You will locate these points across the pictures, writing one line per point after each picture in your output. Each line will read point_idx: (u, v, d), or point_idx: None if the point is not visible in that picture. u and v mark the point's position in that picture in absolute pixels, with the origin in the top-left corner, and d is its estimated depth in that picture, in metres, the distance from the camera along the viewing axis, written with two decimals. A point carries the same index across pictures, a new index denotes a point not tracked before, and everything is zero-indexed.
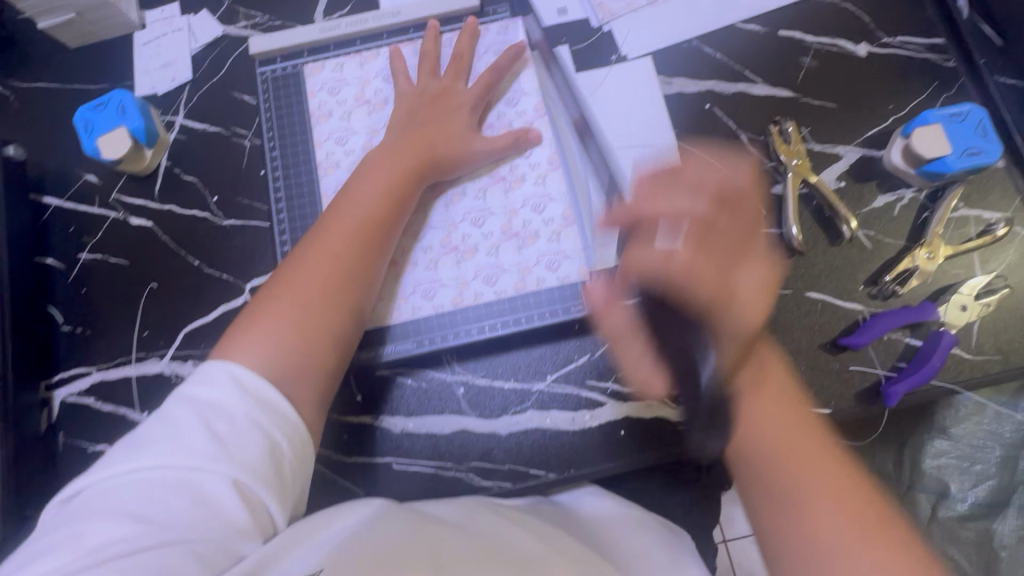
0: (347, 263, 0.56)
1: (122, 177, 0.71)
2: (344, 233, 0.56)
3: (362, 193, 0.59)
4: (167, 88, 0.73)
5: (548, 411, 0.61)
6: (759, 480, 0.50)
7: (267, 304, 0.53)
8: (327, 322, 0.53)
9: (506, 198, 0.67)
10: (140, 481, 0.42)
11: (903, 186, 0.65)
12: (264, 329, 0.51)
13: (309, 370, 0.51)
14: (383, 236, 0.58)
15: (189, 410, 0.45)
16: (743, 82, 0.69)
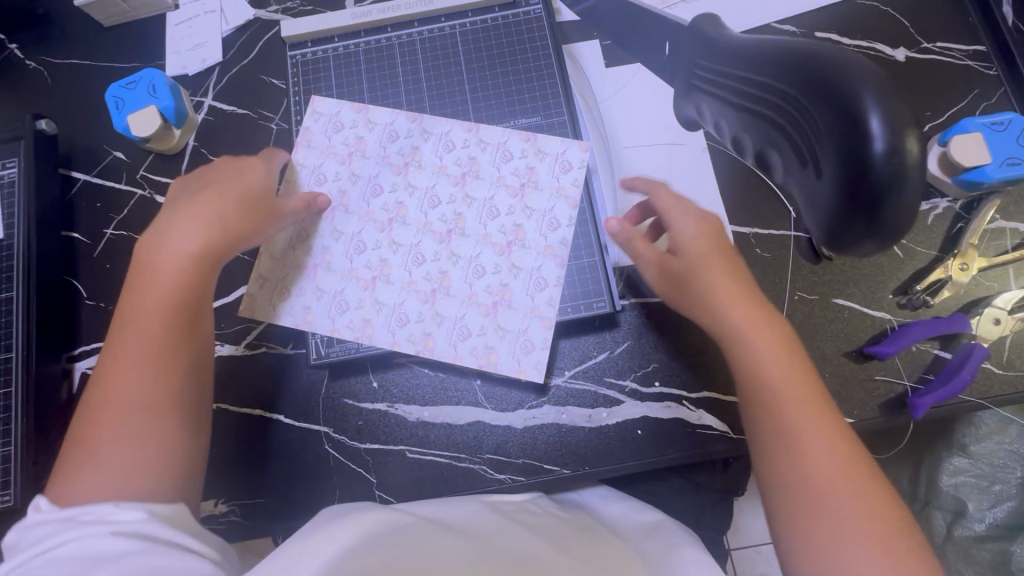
0: (167, 349, 0.49)
1: (150, 155, 0.71)
2: (139, 358, 0.48)
3: (159, 266, 0.51)
4: (197, 69, 0.73)
5: (564, 406, 0.61)
6: (790, 477, 0.45)
7: (82, 447, 0.45)
8: (164, 411, 0.47)
9: (512, 196, 0.64)
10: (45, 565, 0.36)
11: (937, 194, 0.63)
12: (103, 464, 0.44)
13: (168, 467, 0.46)
14: (197, 311, 0.52)
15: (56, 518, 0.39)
16: None
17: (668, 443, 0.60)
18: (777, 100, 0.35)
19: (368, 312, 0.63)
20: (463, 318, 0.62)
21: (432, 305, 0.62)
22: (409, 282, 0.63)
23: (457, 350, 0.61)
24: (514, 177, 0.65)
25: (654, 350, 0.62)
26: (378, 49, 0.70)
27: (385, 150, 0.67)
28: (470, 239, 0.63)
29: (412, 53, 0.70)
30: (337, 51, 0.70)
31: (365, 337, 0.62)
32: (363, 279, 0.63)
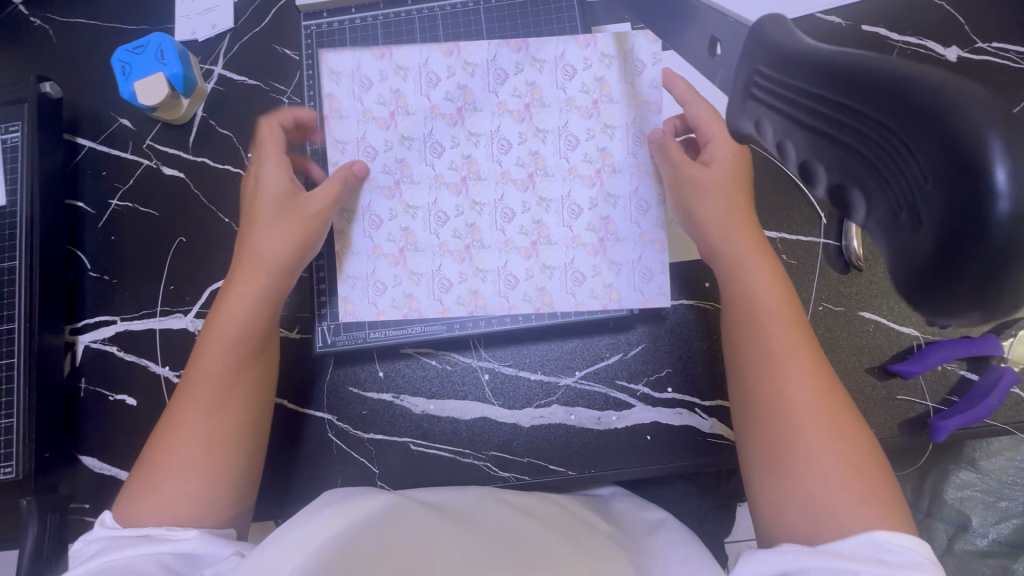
0: (230, 385, 0.51)
1: (157, 124, 0.69)
2: (208, 389, 0.51)
3: (235, 302, 0.54)
4: (208, 35, 0.70)
5: (573, 407, 0.59)
6: (773, 400, 0.46)
7: (152, 476, 0.48)
8: (221, 438, 0.50)
9: (587, 117, 0.61)
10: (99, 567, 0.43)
11: None
12: (176, 485, 0.47)
13: (221, 496, 0.49)
14: (256, 343, 0.54)
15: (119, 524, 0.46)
16: None
17: (678, 451, 0.58)
18: (856, 126, 0.26)
19: (473, 283, 0.60)
20: (574, 262, 0.60)
21: (537, 259, 0.60)
22: (506, 241, 0.60)
23: (577, 297, 0.59)
24: (583, 95, 0.61)
25: (669, 355, 0.60)
26: (397, 23, 0.66)
27: (433, 100, 0.61)
28: (556, 176, 0.60)
29: (433, 28, 0.66)
30: (353, 22, 0.66)
31: (479, 309, 0.60)
32: (458, 252, 0.60)
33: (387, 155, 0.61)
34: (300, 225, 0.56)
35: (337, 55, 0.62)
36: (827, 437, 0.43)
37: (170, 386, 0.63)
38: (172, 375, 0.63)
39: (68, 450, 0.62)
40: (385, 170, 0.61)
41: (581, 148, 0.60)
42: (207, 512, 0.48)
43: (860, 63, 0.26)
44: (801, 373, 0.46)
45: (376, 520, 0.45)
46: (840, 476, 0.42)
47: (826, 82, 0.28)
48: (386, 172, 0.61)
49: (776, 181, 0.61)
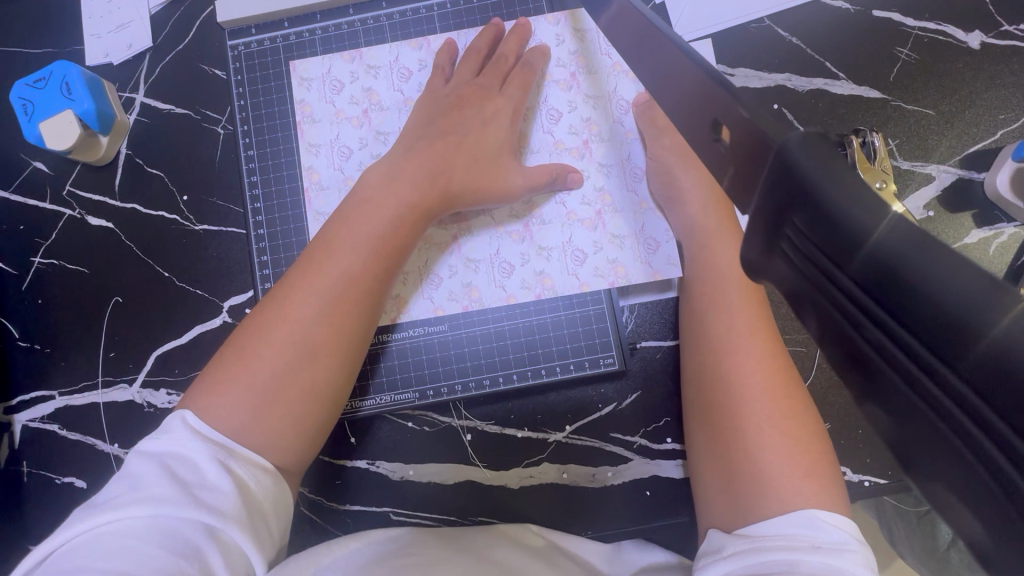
0: (324, 322, 0.44)
1: (75, 167, 0.60)
2: (296, 325, 0.43)
3: (345, 234, 0.46)
4: (124, 57, 0.61)
5: (566, 464, 0.54)
6: (717, 377, 0.46)
7: (256, 337, 0.43)
8: (303, 376, 0.43)
9: (566, 90, 0.54)
10: (101, 539, 0.33)
11: (1004, 219, 0.54)
12: (234, 412, 0.41)
13: (285, 440, 0.42)
14: (381, 290, 0.47)
15: (147, 461, 0.37)
16: (821, 77, 0.57)
17: (681, 506, 0.54)
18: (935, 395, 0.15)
19: (465, 275, 0.53)
20: (572, 240, 0.53)
21: (532, 241, 0.53)
22: (494, 223, 0.53)
23: (580, 277, 0.53)
24: (566, 66, 0.54)
25: (666, 402, 0.54)
26: (337, 36, 0.57)
27: (404, 92, 0.55)
28: (541, 153, 0.53)
29: (381, 40, 0.56)
30: (288, 39, 0.58)
31: (474, 304, 0.53)
32: (445, 245, 0.54)
33: (363, 153, 0.55)
34: (433, 185, 0.48)
35: (308, 61, 0.56)
36: (772, 413, 0.43)
37: (121, 466, 0.57)
38: (122, 454, 0.57)
39: (16, 543, 0.56)
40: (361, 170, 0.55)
41: (567, 120, 0.53)
42: (264, 445, 0.41)
43: (987, 332, 0.14)
44: (750, 347, 0.46)
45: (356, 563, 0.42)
46: (777, 452, 0.42)
47: (923, 324, 0.15)
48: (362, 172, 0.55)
49: None
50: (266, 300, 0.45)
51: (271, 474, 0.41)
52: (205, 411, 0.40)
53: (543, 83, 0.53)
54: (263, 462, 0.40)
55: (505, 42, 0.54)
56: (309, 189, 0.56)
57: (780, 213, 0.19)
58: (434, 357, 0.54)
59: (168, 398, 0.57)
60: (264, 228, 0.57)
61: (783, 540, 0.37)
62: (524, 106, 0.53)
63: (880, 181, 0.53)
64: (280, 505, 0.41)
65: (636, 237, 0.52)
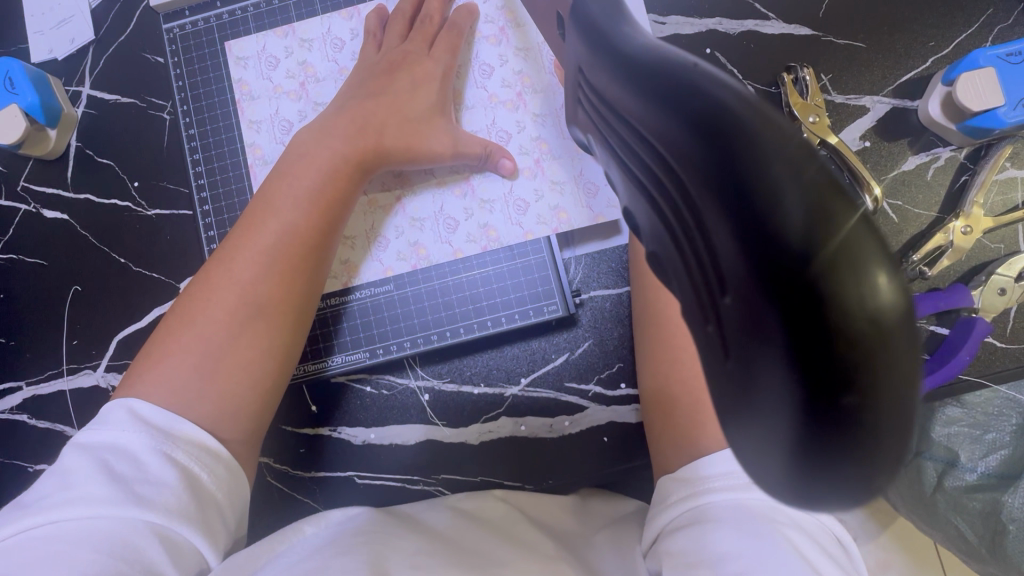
0: (271, 279, 0.42)
1: (27, 162, 0.61)
2: (235, 285, 0.42)
3: (285, 189, 0.46)
4: (68, 52, 0.62)
5: (523, 417, 0.55)
6: (658, 329, 0.47)
7: (196, 302, 0.41)
8: (254, 338, 0.41)
9: (496, 45, 0.54)
10: (30, 545, 0.30)
11: (939, 144, 0.54)
12: (172, 382, 0.38)
13: (244, 407, 0.40)
14: (327, 246, 0.46)
15: (80, 456, 0.33)
16: (752, 18, 0.57)
17: (638, 449, 0.54)
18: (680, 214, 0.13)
19: (411, 235, 0.54)
20: (513, 190, 0.53)
21: (474, 195, 0.54)
22: (436, 181, 0.54)
23: (524, 226, 0.53)
24: (494, 22, 0.54)
25: (618, 348, 0.54)
26: (269, 12, 0.57)
27: (339, 62, 0.56)
28: (476, 108, 0.54)
29: (312, 12, 0.57)
30: (221, 19, 0.58)
31: (422, 262, 0.54)
32: (389, 206, 0.54)
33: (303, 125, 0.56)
34: (363, 136, 0.49)
35: (243, 39, 0.57)
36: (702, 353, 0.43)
37: None
38: None
39: None
40: None
41: (498, 74, 0.54)
42: (215, 418, 0.38)
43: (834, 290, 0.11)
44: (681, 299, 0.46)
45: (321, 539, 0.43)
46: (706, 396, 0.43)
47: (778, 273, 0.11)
48: None
49: None
50: (206, 269, 0.44)
51: (226, 463, 0.37)
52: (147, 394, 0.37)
53: (472, 40, 0.54)
54: (215, 447, 0.37)
55: (430, 2, 0.54)
56: (253, 164, 0.57)
57: (582, 70, 0.18)
58: (383, 319, 0.55)
59: None
60: (211, 206, 0.58)
61: (724, 480, 0.36)
62: (454, 67, 0.54)
63: (813, 115, 0.54)
64: (238, 492, 0.38)
65: (575, 185, 0.53)
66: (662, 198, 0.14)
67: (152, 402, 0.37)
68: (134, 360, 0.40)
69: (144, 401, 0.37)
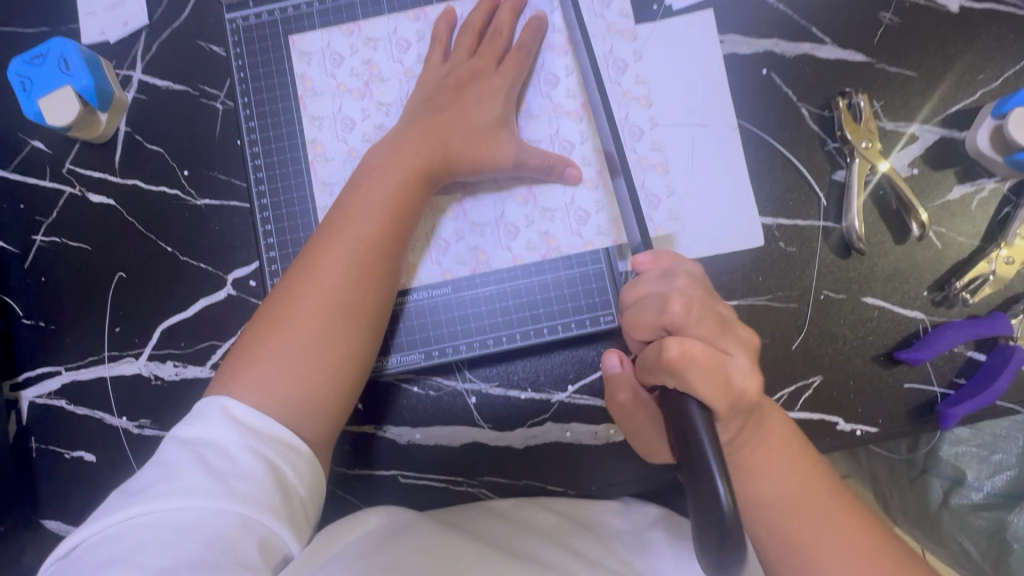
0: (349, 293, 0.47)
1: (74, 144, 0.60)
2: (317, 299, 0.46)
3: (359, 207, 0.49)
4: (121, 35, 0.61)
5: (568, 423, 0.56)
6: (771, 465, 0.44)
7: (281, 311, 0.46)
8: (333, 343, 0.46)
9: (563, 56, 0.55)
10: (138, 528, 0.36)
11: (984, 175, 0.56)
12: (267, 382, 0.44)
13: (324, 404, 0.46)
14: (396, 260, 0.50)
15: (183, 451, 0.40)
16: (808, 42, 0.58)
17: None
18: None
19: (470, 239, 0.55)
20: (574, 200, 0.54)
21: (535, 203, 0.54)
22: (498, 187, 0.55)
23: (583, 236, 0.54)
24: (560, 34, 0.55)
25: None
26: (334, 8, 0.57)
27: (404, 64, 0.56)
28: (540, 117, 0.55)
29: (378, 10, 0.57)
30: (285, 13, 0.58)
31: (481, 267, 0.55)
32: (449, 209, 0.55)
33: (366, 124, 0.56)
34: (432, 149, 0.50)
35: (307, 35, 0.57)
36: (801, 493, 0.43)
37: (129, 439, 0.57)
38: (130, 427, 0.58)
39: (28, 517, 0.57)
40: (365, 140, 0.56)
41: (563, 84, 0.55)
42: (295, 417, 0.44)
43: None
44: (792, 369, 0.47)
45: (373, 539, 0.43)
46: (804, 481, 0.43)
47: None
48: (366, 142, 0.56)
49: (769, 164, 0.57)
50: (289, 277, 0.48)
51: (305, 458, 0.43)
52: (241, 395, 0.43)
53: (540, 49, 0.55)
54: (294, 443, 0.43)
55: (499, 13, 0.55)
56: (313, 160, 0.56)
57: None
58: (437, 321, 0.55)
59: (176, 369, 0.58)
60: (266, 198, 0.57)
61: None
62: (520, 79, 0.54)
63: (866, 140, 0.55)
64: (315, 486, 0.44)
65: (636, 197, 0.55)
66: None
67: (244, 402, 0.43)
68: (225, 362, 0.46)
69: (235, 400, 0.43)
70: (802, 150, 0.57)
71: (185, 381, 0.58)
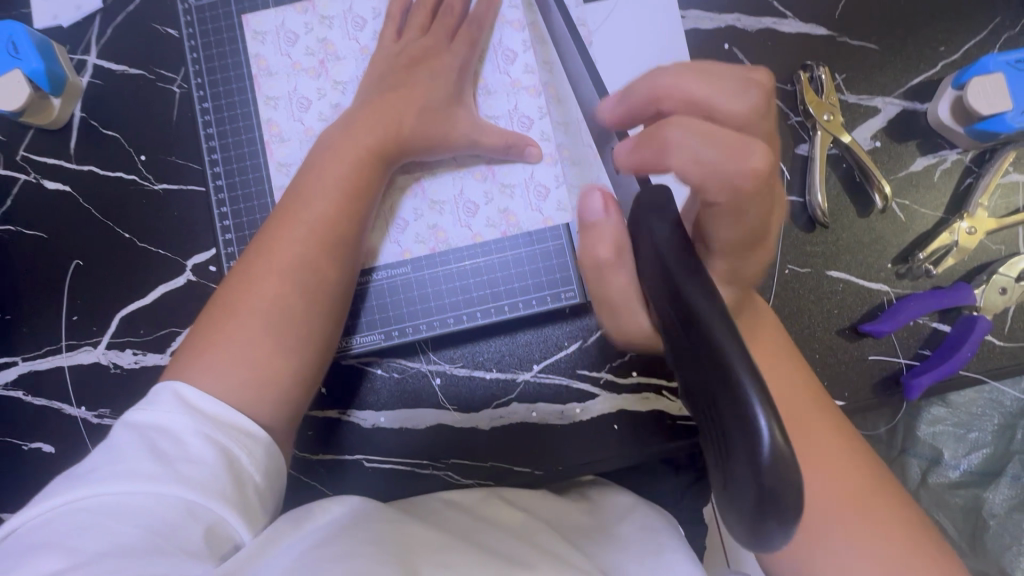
0: (307, 275, 0.46)
1: (28, 131, 0.59)
2: (274, 281, 0.46)
3: (316, 188, 0.48)
4: (74, 19, 0.60)
5: (535, 403, 0.55)
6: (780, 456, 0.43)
7: (237, 295, 0.46)
8: (291, 326, 0.46)
9: (520, 30, 0.55)
10: (80, 512, 0.35)
11: (946, 146, 0.56)
12: (222, 366, 0.43)
13: (282, 387, 0.45)
14: (354, 239, 0.49)
15: (131, 435, 0.39)
16: (770, 16, 0.58)
17: (648, 438, 0.55)
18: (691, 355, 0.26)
19: (430, 218, 0.54)
20: (533, 176, 0.54)
21: (495, 180, 0.54)
22: (457, 165, 0.54)
23: (544, 213, 0.54)
24: (516, 9, 0.55)
25: None
26: None
27: (360, 41, 0.55)
28: (498, 93, 0.54)
29: None
30: None
31: (441, 246, 0.54)
32: (408, 188, 0.54)
33: (322, 103, 0.55)
34: (387, 126, 0.49)
35: (261, 14, 0.56)
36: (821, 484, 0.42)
37: (89, 428, 0.56)
38: (90, 417, 0.57)
39: None
40: (321, 119, 0.55)
41: (521, 60, 0.54)
42: (249, 399, 0.43)
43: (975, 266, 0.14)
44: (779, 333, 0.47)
45: (334, 528, 0.40)
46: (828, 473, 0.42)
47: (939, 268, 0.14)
48: (322, 121, 0.55)
49: None
50: (245, 260, 0.48)
51: (261, 444, 0.42)
52: (193, 378, 0.43)
53: (497, 24, 0.54)
54: (249, 428, 0.42)
55: None
56: (269, 141, 0.56)
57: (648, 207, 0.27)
58: (398, 301, 0.55)
59: (135, 358, 0.57)
60: (223, 181, 0.57)
61: None
62: (475, 57, 0.53)
63: (828, 113, 0.55)
64: (272, 472, 0.43)
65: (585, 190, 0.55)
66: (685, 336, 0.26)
67: (196, 386, 0.42)
68: (181, 347, 0.46)
69: (188, 383, 0.42)
70: None
71: (145, 369, 0.57)
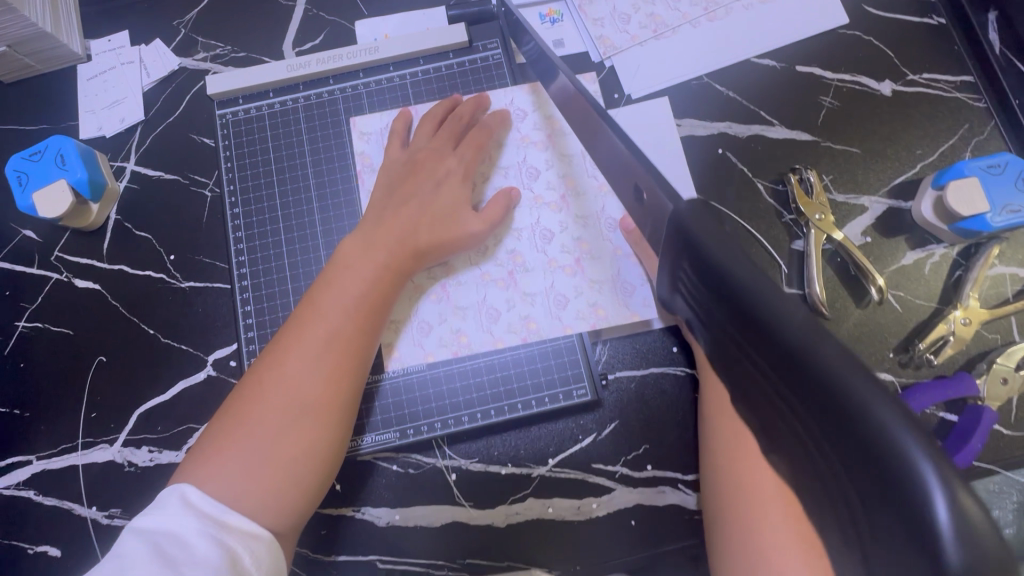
0: (322, 385, 0.47)
1: (64, 233, 0.62)
2: (285, 392, 0.46)
3: (330, 299, 0.50)
4: (116, 130, 0.65)
5: (550, 499, 0.55)
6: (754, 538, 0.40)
7: (248, 402, 0.46)
8: (302, 435, 0.45)
9: (543, 150, 0.59)
10: None
11: (933, 241, 0.59)
12: (230, 472, 0.43)
13: (288, 499, 0.44)
14: (367, 347, 0.50)
15: (140, 543, 0.39)
16: (757, 123, 0.63)
17: (665, 534, 0.54)
18: (795, 422, 0.19)
19: (454, 322, 0.55)
20: (554, 285, 0.56)
21: (516, 287, 0.56)
22: (480, 274, 0.56)
23: (563, 321, 0.55)
24: (540, 131, 0.59)
25: (643, 430, 0.56)
26: (318, 105, 0.63)
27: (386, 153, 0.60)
28: (522, 206, 0.58)
29: (359, 106, 0.62)
30: (273, 108, 0.63)
31: (463, 348, 0.55)
32: (431, 290, 0.56)
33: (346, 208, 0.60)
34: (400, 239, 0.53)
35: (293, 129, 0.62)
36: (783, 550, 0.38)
37: (98, 530, 0.56)
38: (100, 517, 0.56)
39: None
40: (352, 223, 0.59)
41: (543, 176, 0.58)
42: (256, 510, 0.42)
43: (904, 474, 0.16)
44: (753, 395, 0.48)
45: None
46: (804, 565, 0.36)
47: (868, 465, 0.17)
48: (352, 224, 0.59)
49: None
50: (255, 370, 0.48)
51: (266, 544, 0.42)
52: (200, 485, 0.42)
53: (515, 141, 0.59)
54: (256, 531, 0.41)
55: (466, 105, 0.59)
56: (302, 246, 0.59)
57: (686, 268, 0.25)
58: (418, 396, 0.56)
59: (150, 455, 0.57)
60: (249, 279, 0.60)
61: None
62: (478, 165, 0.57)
63: (819, 212, 0.58)
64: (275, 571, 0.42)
65: (609, 295, 0.56)
66: (784, 398, 0.20)
67: (204, 492, 0.42)
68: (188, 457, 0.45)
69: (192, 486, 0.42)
70: (761, 224, 0.61)
71: (160, 467, 0.57)
